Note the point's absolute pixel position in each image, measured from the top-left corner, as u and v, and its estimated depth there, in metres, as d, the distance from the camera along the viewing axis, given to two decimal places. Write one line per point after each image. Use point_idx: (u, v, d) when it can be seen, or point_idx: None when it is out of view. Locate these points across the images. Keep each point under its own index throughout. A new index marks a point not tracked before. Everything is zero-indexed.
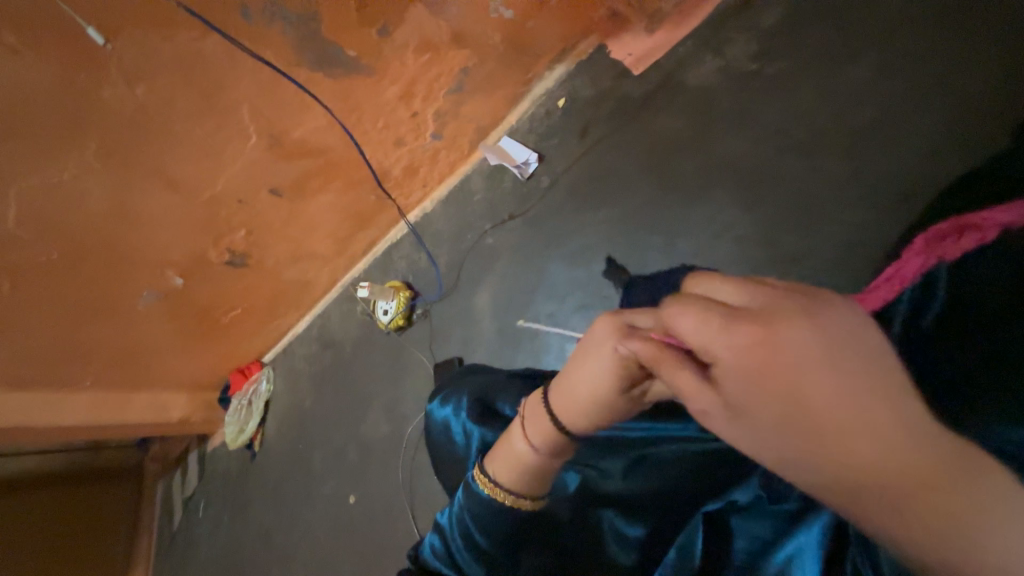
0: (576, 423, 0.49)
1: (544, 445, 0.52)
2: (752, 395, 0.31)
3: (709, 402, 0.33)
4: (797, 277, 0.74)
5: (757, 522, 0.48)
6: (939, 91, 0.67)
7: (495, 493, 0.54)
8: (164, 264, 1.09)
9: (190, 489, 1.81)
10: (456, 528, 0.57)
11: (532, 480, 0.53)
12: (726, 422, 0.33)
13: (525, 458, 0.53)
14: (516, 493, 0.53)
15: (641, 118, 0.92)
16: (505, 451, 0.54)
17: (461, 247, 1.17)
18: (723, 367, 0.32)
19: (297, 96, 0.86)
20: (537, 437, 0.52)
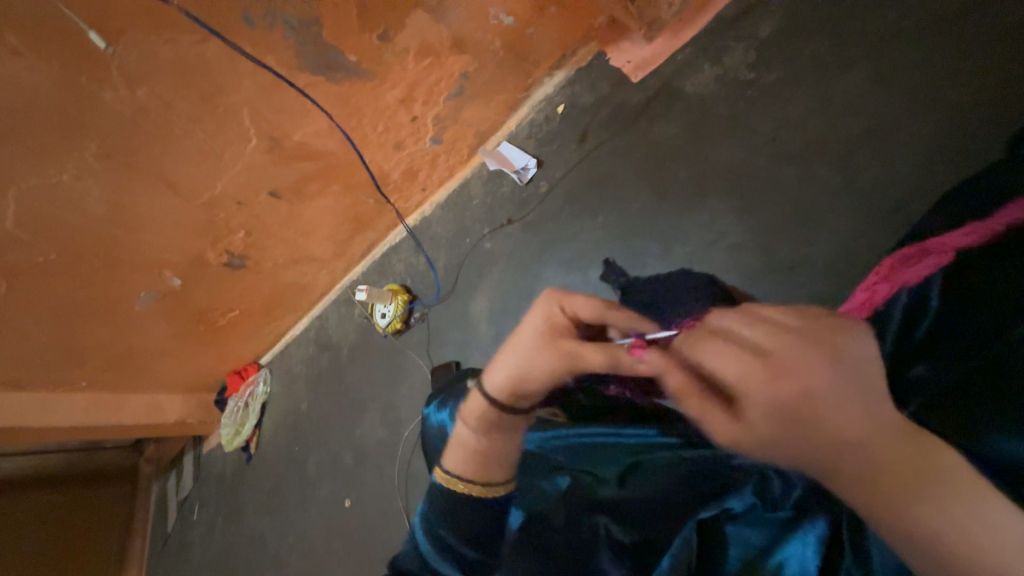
0: (504, 394, 0.61)
1: (474, 425, 0.63)
2: (814, 388, 0.37)
3: (766, 415, 0.38)
4: (792, 285, 0.74)
5: (750, 530, 0.48)
6: (935, 102, 0.68)
7: (449, 481, 0.63)
8: (162, 266, 1.09)
9: (185, 491, 1.80)
10: (426, 525, 0.62)
11: (476, 462, 0.62)
12: (768, 413, 0.38)
13: (463, 439, 0.64)
14: (465, 478, 0.62)
15: (639, 124, 0.92)
16: (455, 441, 0.65)
17: (458, 251, 1.17)
18: (788, 359, 0.38)
19: (297, 100, 0.87)
20: (469, 418, 0.63)
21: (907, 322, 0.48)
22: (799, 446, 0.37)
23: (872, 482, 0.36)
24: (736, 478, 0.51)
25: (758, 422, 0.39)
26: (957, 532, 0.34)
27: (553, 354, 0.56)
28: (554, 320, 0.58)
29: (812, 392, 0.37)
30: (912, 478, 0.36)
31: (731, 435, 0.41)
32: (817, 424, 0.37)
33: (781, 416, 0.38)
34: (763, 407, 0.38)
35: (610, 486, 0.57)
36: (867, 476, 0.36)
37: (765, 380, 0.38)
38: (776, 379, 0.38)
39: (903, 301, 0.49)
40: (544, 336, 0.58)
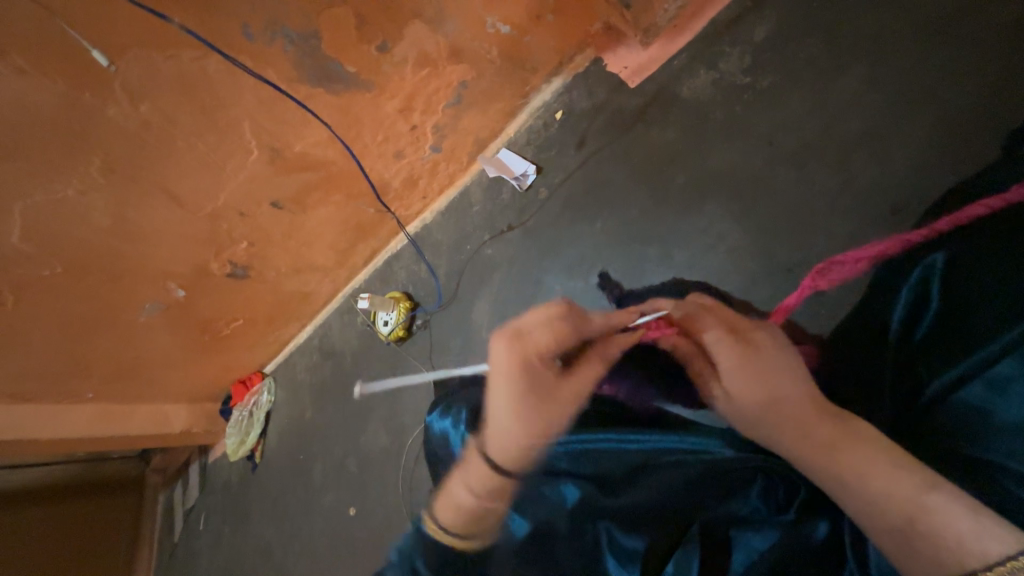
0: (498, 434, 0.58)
1: (476, 480, 0.58)
2: (764, 358, 0.53)
3: (739, 370, 0.53)
4: (794, 288, 0.74)
5: (756, 535, 0.48)
6: (934, 103, 0.67)
7: (446, 540, 0.56)
8: (166, 277, 1.10)
9: (191, 501, 1.81)
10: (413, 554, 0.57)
11: (475, 518, 0.56)
12: (739, 376, 0.53)
13: (461, 495, 0.57)
14: (467, 537, 0.55)
15: (636, 129, 0.93)
16: (446, 498, 0.58)
17: (459, 258, 1.18)
18: (752, 337, 0.55)
19: (297, 111, 0.88)
20: (471, 468, 0.59)
21: (910, 306, 0.53)
22: (759, 407, 0.51)
23: (823, 443, 0.46)
24: (737, 484, 0.51)
25: (730, 382, 0.54)
26: (892, 486, 0.41)
27: (544, 381, 0.61)
28: (526, 350, 0.61)
29: (762, 361, 0.53)
30: (850, 446, 0.44)
31: (716, 393, 0.57)
32: (770, 386, 0.51)
33: (746, 376, 0.53)
34: (734, 372, 0.54)
35: (613, 491, 0.56)
36: (819, 437, 0.46)
37: (735, 351, 0.54)
38: (742, 350, 0.54)
39: (911, 279, 0.54)
40: (524, 372, 0.60)
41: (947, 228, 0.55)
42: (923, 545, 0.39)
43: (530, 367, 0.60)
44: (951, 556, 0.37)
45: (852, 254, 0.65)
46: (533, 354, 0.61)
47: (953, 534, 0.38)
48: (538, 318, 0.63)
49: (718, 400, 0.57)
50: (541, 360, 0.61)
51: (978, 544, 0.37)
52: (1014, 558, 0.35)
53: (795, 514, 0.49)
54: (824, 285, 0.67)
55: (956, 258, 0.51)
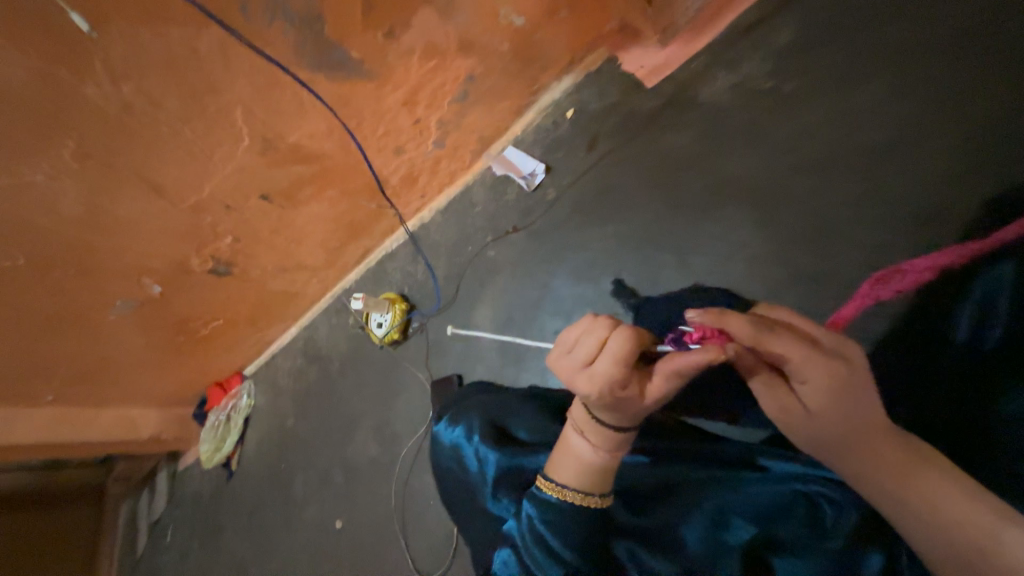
0: (610, 413, 0.48)
1: (607, 442, 0.50)
2: (855, 377, 0.44)
3: (829, 391, 0.44)
4: (816, 297, 0.72)
5: (799, 562, 0.45)
6: (968, 110, 0.66)
7: (564, 495, 0.50)
8: (142, 272, 1.02)
9: (158, 511, 1.70)
10: (528, 528, 0.51)
11: (597, 474, 0.50)
12: (828, 395, 0.44)
13: (593, 457, 0.50)
14: (585, 491, 0.50)
15: (651, 131, 0.90)
16: (563, 449, 0.52)
17: (459, 260, 1.13)
18: (835, 345, 0.45)
19: (294, 97, 0.82)
20: (594, 432, 0.50)
21: (975, 327, 0.49)
22: (826, 421, 0.45)
23: (885, 469, 0.43)
24: (776, 505, 0.48)
25: (812, 399, 0.45)
26: (958, 512, 0.39)
27: (632, 397, 0.47)
28: (594, 381, 0.47)
29: (855, 379, 0.44)
30: (911, 470, 0.42)
31: (782, 407, 0.48)
32: (857, 404, 0.44)
33: (838, 397, 0.44)
34: (824, 392, 0.44)
35: (642, 509, 0.52)
36: (883, 461, 0.43)
37: (826, 367, 0.44)
38: (831, 363, 0.44)
39: (975, 296, 0.50)
40: (608, 396, 0.47)
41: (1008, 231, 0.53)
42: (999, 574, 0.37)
43: (612, 389, 0.47)
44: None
45: (914, 262, 0.57)
46: (606, 380, 0.46)
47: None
48: (593, 340, 0.48)
49: (785, 417, 0.47)
50: (621, 383, 0.46)
51: None
52: None
53: (845, 539, 0.45)
54: (886, 296, 0.58)
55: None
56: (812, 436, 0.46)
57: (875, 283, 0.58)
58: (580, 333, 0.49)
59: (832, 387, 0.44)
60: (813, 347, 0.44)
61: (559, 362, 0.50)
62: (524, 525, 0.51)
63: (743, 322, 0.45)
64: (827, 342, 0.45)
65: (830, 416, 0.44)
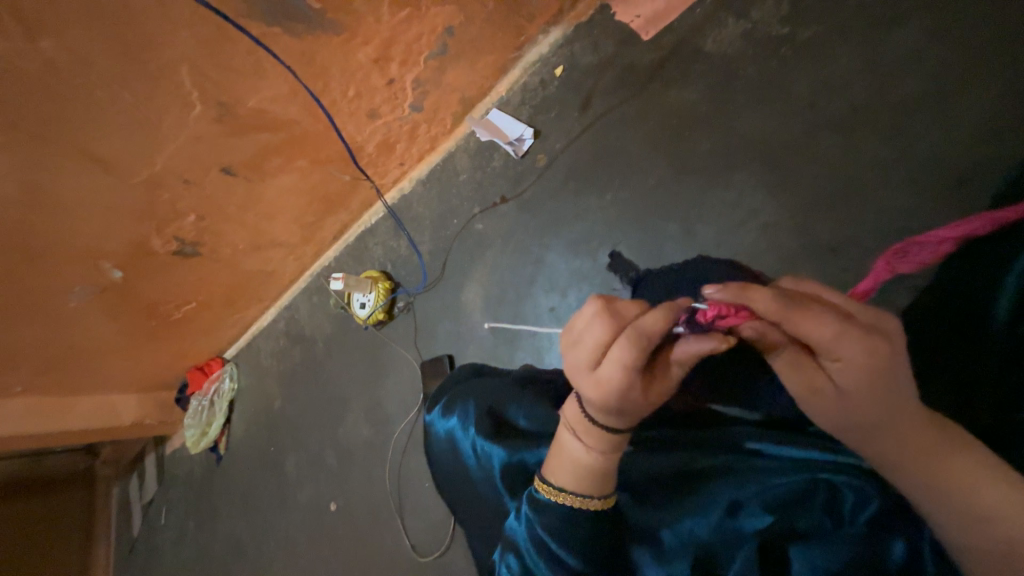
0: (614, 412, 0.45)
1: (602, 443, 0.47)
2: (894, 352, 0.39)
3: (870, 372, 0.39)
4: (826, 268, 0.69)
5: (817, 552, 0.44)
6: (1005, 61, 0.61)
7: (562, 498, 0.48)
8: (98, 256, 0.93)
9: (150, 494, 1.67)
10: (527, 530, 0.50)
11: (595, 477, 0.48)
12: (863, 375, 0.40)
13: (588, 457, 0.48)
14: (583, 494, 0.48)
15: (651, 88, 0.83)
16: (558, 451, 0.50)
17: (445, 234, 1.06)
18: (871, 319, 0.40)
19: (249, 54, 0.71)
20: (588, 432, 0.47)
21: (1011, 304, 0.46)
22: (855, 406, 0.41)
23: (909, 455, 0.40)
24: (797, 497, 0.45)
25: (844, 377, 0.40)
26: (986, 501, 0.38)
27: (641, 401, 0.44)
28: (601, 389, 0.44)
29: (893, 357, 0.39)
30: (940, 456, 0.40)
31: (809, 387, 0.43)
32: (894, 383, 0.40)
33: (875, 375, 0.39)
34: (856, 370, 0.39)
35: (652, 500, 0.51)
36: (907, 448, 0.40)
37: (861, 344, 0.39)
38: (868, 340, 0.39)
39: (1015, 266, 0.46)
40: (615, 403, 0.44)
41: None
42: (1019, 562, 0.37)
43: (619, 397, 0.43)
44: None
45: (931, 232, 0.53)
46: (615, 389, 0.43)
47: None
48: (593, 341, 0.44)
49: (811, 397, 0.43)
50: (631, 389, 0.43)
51: None
52: None
53: (863, 527, 0.43)
54: (905, 268, 0.53)
55: None
56: (844, 425, 0.42)
57: (895, 256, 0.53)
58: (583, 333, 0.45)
59: (870, 368, 0.39)
60: (847, 325, 0.39)
61: (565, 364, 0.47)
62: (523, 530, 0.51)
63: (766, 297, 0.40)
64: (862, 316, 0.40)
65: (866, 400, 0.40)
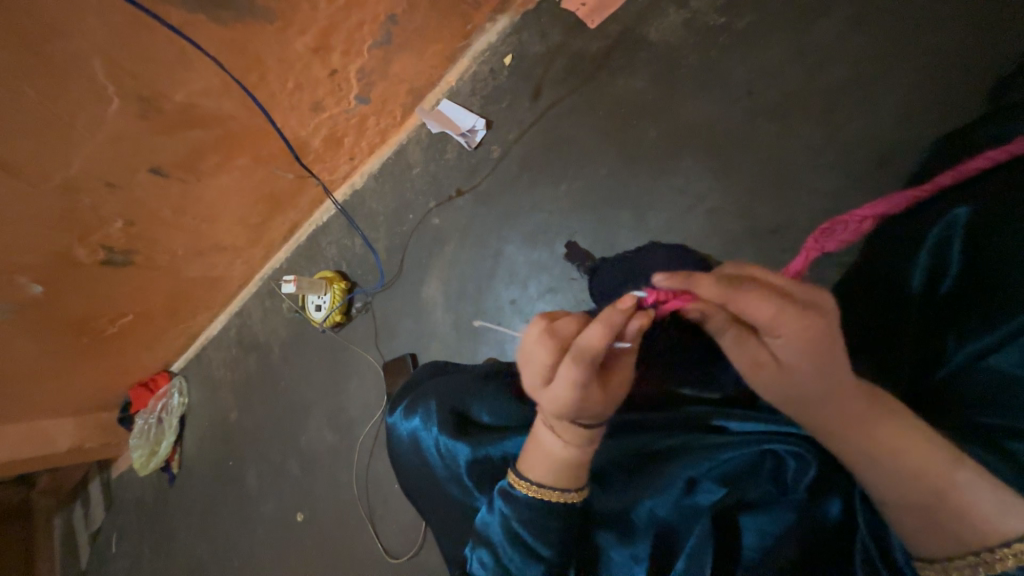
0: (580, 415, 0.44)
1: (578, 438, 0.46)
2: (832, 328, 0.40)
3: (810, 351, 0.40)
4: (770, 248, 0.72)
5: (764, 518, 0.47)
6: (921, 47, 0.65)
7: (539, 494, 0.48)
8: (13, 271, 0.84)
9: (97, 522, 1.56)
10: (501, 528, 0.50)
11: (572, 471, 0.48)
12: (803, 352, 0.40)
13: (565, 453, 0.47)
14: (560, 488, 0.48)
15: (600, 76, 0.83)
16: (535, 445, 0.49)
17: (401, 230, 1.03)
18: (807, 295, 0.40)
19: (170, 43, 0.65)
20: (565, 429, 0.46)
21: (930, 276, 0.49)
22: (801, 380, 0.41)
23: (845, 424, 0.41)
24: (746, 469, 0.48)
25: (783, 352, 0.41)
26: (920, 466, 0.39)
27: (596, 407, 0.44)
28: (554, 404, 0.44)
29: (832, 333, 0.39)
30: (870, 425, 0.41)
31: (753, 361, 0.44)
32: (836, 359, 0.40)
33: (816, 352, 0.40)
34: (796, 346, 0.40)
35: (613, 486, 0.53)
36: (846, 419, 0.41)
37: (802, 322, 0.39)
38: (808, 318, 0.39)
39: (930, 237, 0.50)
40: (573, 413, 0.44)
41: (949, 184, 0.52)
42: (950, 522, 0.39)
43: (574, 408, 0.43)
44: (960, 528, 0.38)
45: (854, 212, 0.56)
46: (567, 405, 0.43)
47: (976, 518, 0.38)
48: (543, 359, 0.43)
49: (756, 373, 0.44)
50: (583, 401, 0.43)
51: (992, 526, 0.37)
52: (1012, 545, 0.36)
53: (805, 492, 0.46)
54: (830, 246, 0.55)
55: (985, 213, 0.46)
56: (791, 404, 0.43)
57: (821, 236, 0.55)
58: (529, 357, 0.44)
59: (807, 347, 0.40)
60: (788, 304, 0.39)
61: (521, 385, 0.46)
62: (497, 528, 0.50)
63: (709, 283, 0.40)
64: (801, 293, 0.40)
65: (811, 378, 0.41)
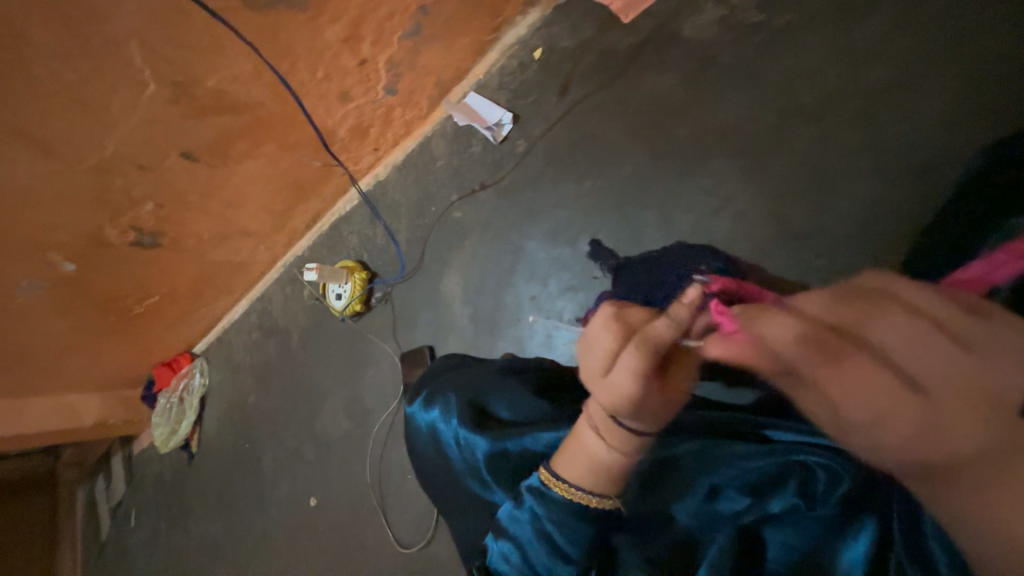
0: (631, 416, 0.49)
1: (623, 443, 0.50)
2: (942, 401, 0.34)
3: (905, 411, 0.35)
4: (801, 255, 0.70)
5: (790, 531, 0.46)
6: (975, 46, 0.62)
7: (575, 496, 0.49)
8: (47, 248, 0.86)
9: (118, 496, 1.61)
10: (530, 527, 0.50)
11: (611, 477, 0.50)
12: (885, 410, 0.36)
13: (609, 457, 0.50)
14: (597, 493, 0.50)
15: (630, 72, 0.82)
16: (577, 447, 0.52)
17: (422, 222, 1.03)
18: (949, 358, 0.35)
19: (206, 29, 0.66)
20: (611, 432, 0.50)
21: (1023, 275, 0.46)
22: (891, 407, 0.35)
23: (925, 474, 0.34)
24: (771, 476, 0.47)
25: (856, 409, 0.37)
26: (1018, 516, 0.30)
27: (652, 403, 0.49)
28: (611, 395, 0.48)
29: (933, 408, 0.34)
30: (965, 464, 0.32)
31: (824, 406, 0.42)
32: (931, 431, 0.34)
33: (900, 409, 0.35)
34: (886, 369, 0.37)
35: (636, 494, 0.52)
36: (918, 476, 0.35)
37: (881, 376, 0.36)
38: (905, 378, 0.36)
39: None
40: (623, 410, 0.48)
41: None
42: None
43: (629, 405, 0.48)
44: None
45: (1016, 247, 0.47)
46: (623, 398, 0.48)
47: None
48: (607, 349, 0.49)
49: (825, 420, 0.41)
50: (641, 395, 0.48)
51: None
52: None
53: (835, 506, 0.44)
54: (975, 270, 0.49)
55: None
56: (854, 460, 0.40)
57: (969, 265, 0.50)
58: (596, 339, 0.50)
59: (898, 406, 0.35)
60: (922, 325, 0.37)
61: (582, 368, 0.52)
62: (526, 527, 0.50)
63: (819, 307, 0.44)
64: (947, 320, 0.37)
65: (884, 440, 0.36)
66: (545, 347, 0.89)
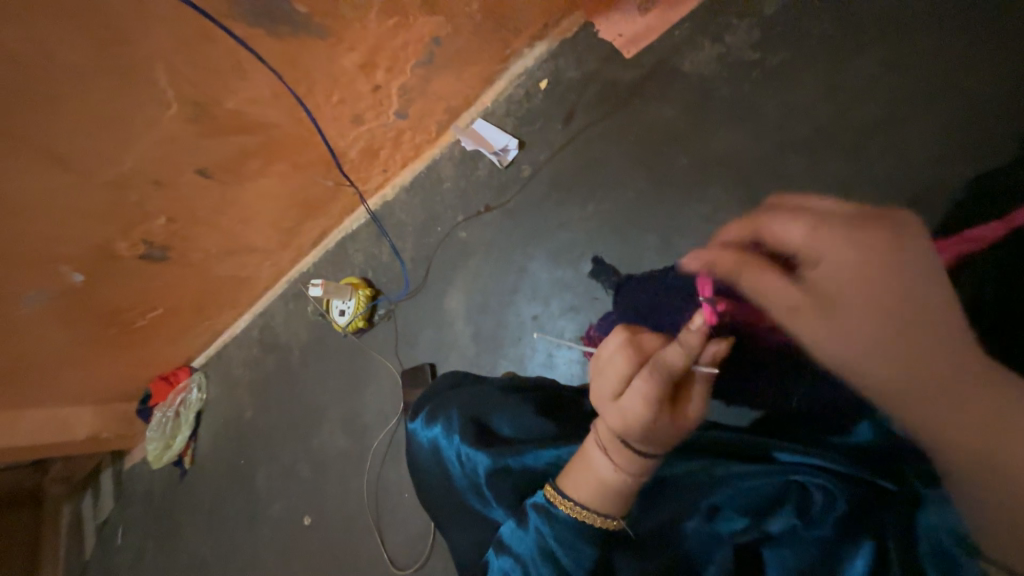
0: (642, 440, 0.47)
1: (633, 466, 0.48)
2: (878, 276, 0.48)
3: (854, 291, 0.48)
4: None
5: (789, 552, 0.47)
6: (958, 87, 0.66)
7: (581, 515, 0.48)
8: (58, 259, 0.88)
9: (105, 514, 1.58)
10: (534, 544, 0.50)
11: (619, 500, 0.49)
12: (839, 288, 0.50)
13: (617, 480, 0.48)
14: (603, 513, 0.48)
15: (632, 103, 0.86)
16: (583, 467, 0.50)
17: (427, 241, 1.06)
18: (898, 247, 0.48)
19: (229, 54, 0.70)
20: (620, 453, 0.48)
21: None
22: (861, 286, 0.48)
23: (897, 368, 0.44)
24: (772, 497, 0.48)
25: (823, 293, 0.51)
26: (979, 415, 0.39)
27: (662, 429, 0.47)
28: (621, 418, 0.48)
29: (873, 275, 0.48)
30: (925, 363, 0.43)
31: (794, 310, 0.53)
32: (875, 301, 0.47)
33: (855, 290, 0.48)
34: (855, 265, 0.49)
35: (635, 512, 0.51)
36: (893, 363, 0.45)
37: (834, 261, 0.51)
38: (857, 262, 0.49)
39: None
40: (635, 433, 0.47)
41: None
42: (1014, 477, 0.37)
43: (641, 429, 0.47)
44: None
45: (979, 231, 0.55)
46: (636, 421, 0.47)
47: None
48: (619, 372, 0.50)
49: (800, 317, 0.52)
50: (651, 420, 0.47)
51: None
52: None
53: (834, 527, 0.46)
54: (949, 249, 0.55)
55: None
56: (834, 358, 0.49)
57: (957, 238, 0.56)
58: (608, 363, 0.51)
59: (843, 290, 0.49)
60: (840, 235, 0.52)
61: (593, 392, 0.52)
62: (529, 544, 0.50)
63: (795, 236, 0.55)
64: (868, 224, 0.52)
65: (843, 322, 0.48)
66: (546, 366, 0.90)
